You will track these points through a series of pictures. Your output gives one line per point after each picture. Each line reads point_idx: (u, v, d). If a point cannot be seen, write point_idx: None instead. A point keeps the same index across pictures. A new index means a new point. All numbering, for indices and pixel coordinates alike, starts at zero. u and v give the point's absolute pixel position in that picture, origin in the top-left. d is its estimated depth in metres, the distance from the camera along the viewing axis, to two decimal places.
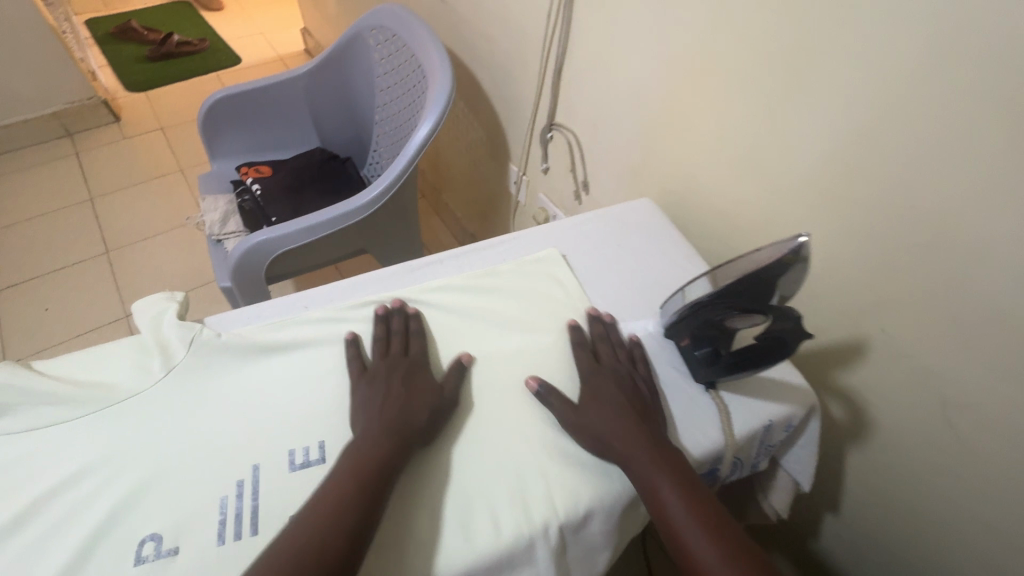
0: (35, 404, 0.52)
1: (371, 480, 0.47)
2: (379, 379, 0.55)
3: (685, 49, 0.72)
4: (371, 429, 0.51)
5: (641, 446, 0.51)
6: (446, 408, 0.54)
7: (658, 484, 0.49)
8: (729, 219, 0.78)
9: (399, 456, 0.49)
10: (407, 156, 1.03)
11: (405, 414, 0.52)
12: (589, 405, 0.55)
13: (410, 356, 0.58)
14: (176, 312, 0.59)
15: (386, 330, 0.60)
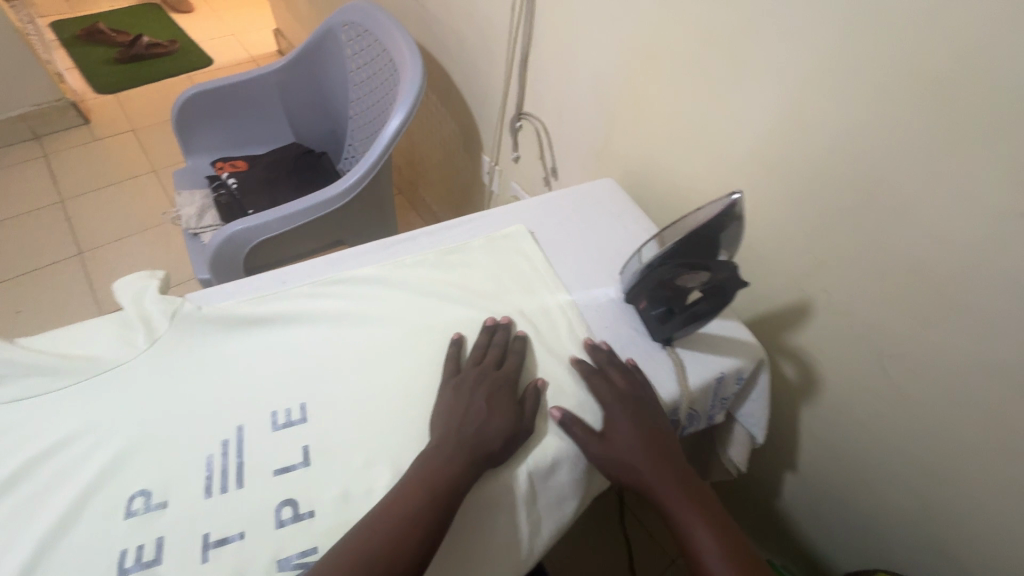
0: (20, 375, 0.53)
1: (440, 491, 0.48)
2: (465, 388, 0.56)
3: (638, 37, 0.77)
4: (453, 438, 0.52)
5: (665, 478, 0.54)
6: (523, 434, 0.54)
7: (681, 514, 0.53)
8: (686, 196, 0.83)
9: (472, 475, 0.50)
10: (381, 146, 1.06)
11: (483, 432, 0.52)
12: (616, 438, 0.55)
13: (504, 370, 0.58)
14: (158, 288, 0.61)
15: (487, 341, 0.61)
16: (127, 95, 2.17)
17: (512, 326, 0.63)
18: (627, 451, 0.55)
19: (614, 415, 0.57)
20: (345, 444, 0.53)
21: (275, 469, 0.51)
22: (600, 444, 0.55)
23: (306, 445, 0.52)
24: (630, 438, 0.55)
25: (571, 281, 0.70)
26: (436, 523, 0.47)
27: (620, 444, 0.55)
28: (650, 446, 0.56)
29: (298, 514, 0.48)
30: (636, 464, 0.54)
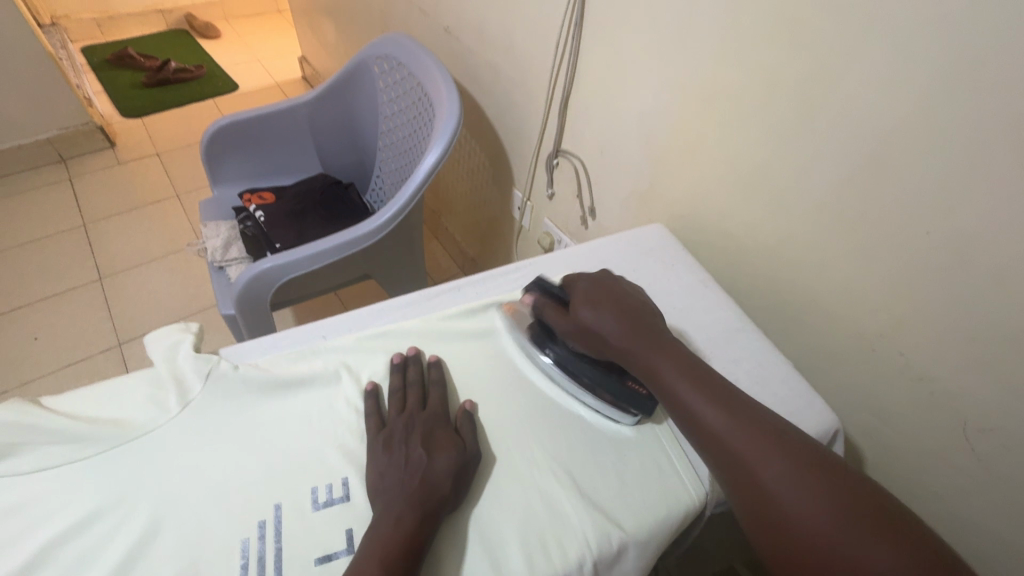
0: (42, 443, 0.49)
1: (399, 552, 0.43)
2: (396, 443, 0.52)
3: (695, 80, 0.74)
4: (399, 492, 0.47)
5: (649, 340, 0.56)
6: (472, 462, 0.51)
7: (661, 371, 0.53)
8: (743, 244, 0.79)
9: (430, 523, 0.46)
10: (414, 184, 1.03)
11: (428, 475, 0.49)
12: (597, 298, 0.59)
13: (430, 408, 0.55)
14: (191, 343, 0.57)
15: (402, 381, 0.57)
16: (152, 119, 2.18)
17: (423, 355, 0.61)
18: (603, 312, 0.58)
19: (592, 289, 0.61)
20: None
21: (318, 557, 0.46)
22: (580, 313, 0.59)
23: (348, 528, 0.47)
24: (610, 310, 0.58)
25: None
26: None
27: (603, 306, 0.58)
28: (629, 317, 0.58)
29: None
30: (614, 330, 0.57)
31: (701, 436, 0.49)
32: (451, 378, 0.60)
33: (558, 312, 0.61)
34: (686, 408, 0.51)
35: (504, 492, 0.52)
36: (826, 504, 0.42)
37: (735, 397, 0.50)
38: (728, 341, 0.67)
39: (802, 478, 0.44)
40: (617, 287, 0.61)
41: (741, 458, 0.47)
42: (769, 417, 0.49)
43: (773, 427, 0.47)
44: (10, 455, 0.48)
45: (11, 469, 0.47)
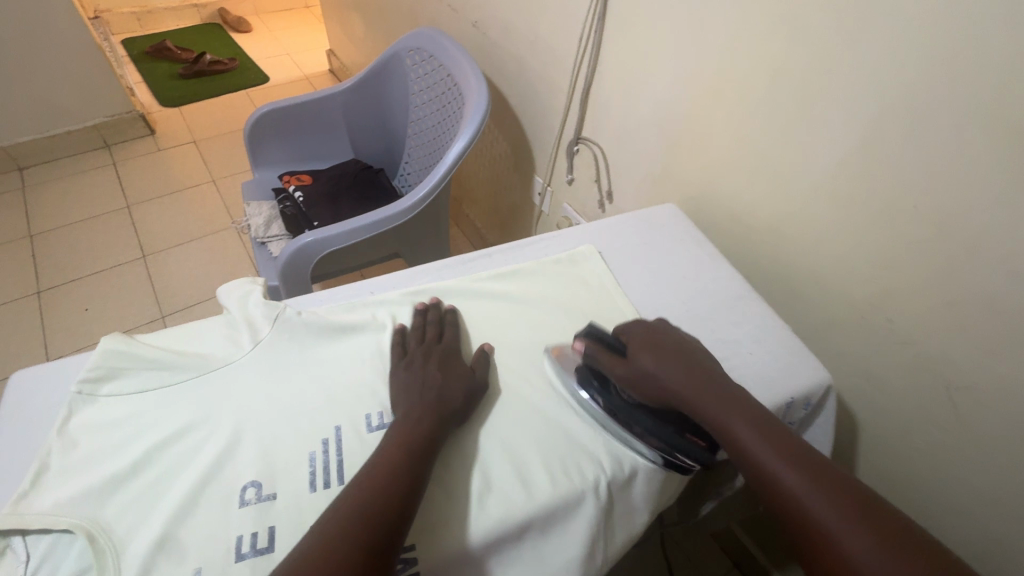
0: (143, 369, 0.58)
1: (414, 444, 0.52)
2: (416, 366, 0.60)
3: (708, 71, 0.80)
4: (417, 402, 0.56)
5: (718, 397, 0.55)
6: (480, 387, 0.60)
7: (735, 431, 0.52)
8: (749, 223, 0.85)
9: (441, 426, 0.55)
10: (444, 167, 1.11)
11: (443, 391, 0.57)
12: (662, 351, 0.59)
13: (445, 341, 0.64)
14: (260, 293, 0.66)
15: (423, 321, 0.66)
16: (189, 109, 2.30)
17: (442, 304, 0.69)
18: (667, 361, 0.58)
19: (652, 342, 0.60)
20: None
21: None
22: (641, 357, 0.59)
23: None
24: (674, 361, 0.58)
25: (641, 304, 0.73)
26: (418, 470, 0.50)
27: (664, 356, 0.58)
28: (695, 370, 0.57)
29: None
30: (675, 381, 0.56)
31: (781, 503, 0.48)
32: (465, 327, 0.68)
33: (617, 363, 0.60)
34: (764, 470, 0.49)
35: (531, 426, 0.59)
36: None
37: (820, 464, 0.49)
38: (732, 307, 0.74)
39: (889, 553, 0.42)
40: (679, 340, 0.61)
41: (824, 527, 0.45)
42: (855, 486, 0.47)
43: (857, 498, 0.46)
44: (116, 377, 0.57)
45: (119, 389, 0.56)
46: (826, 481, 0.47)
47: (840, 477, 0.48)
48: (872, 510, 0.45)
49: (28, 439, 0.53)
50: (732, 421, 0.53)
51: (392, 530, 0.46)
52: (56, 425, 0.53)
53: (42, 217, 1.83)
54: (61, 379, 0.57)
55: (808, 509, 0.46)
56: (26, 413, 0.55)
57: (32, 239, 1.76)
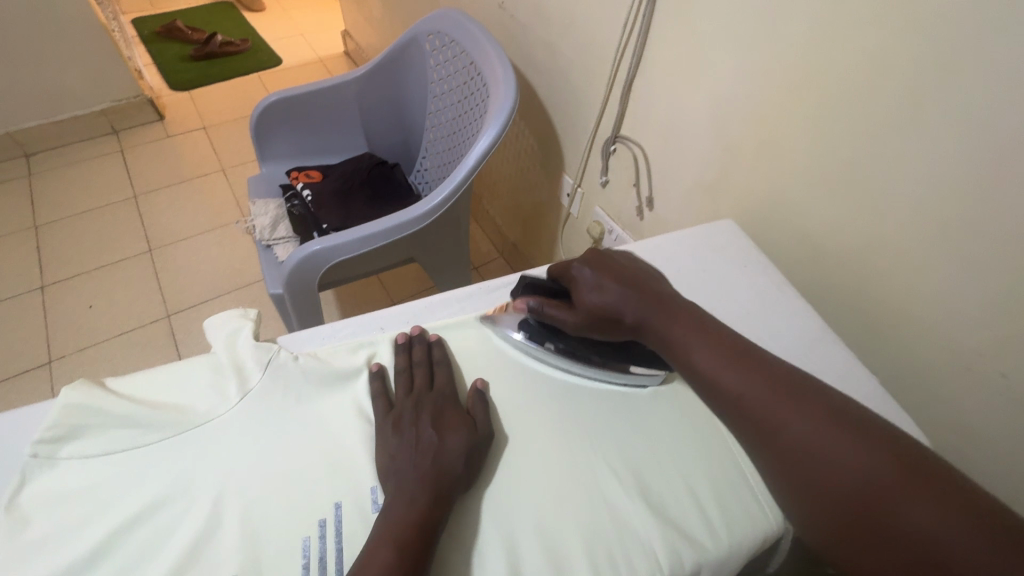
0: (110, 427, 0.49)
1: (412, 539, 0.43)
2: (406, 427, 0.51)
3: (783, 66, 0.67)
4: (411, 476, 0.47)
5: (658, 308, 0.56)
6: (482, 445, 0.51)
7: (673, 336, 0.54)
8: (822, 245, 0.73)
9: (441, 506, 0.46)
10: (466, 168, 0.99)
11: (440, 458, 0.48)
12: (603, 277, 0.58)
13: (437, 388, 0.54)
14: (251, 330, 0.56)
15: (408, 362, 0.56)
16: (199, 93, 2.20)
17: (427, 334, 0.59)
18: (610, 284, 0.57)
19: (592, 270, 0.60)
20: (455, 535, 0.46)
21: None
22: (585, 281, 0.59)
23: None
24: (616, 280, 0.58)
25: None
26: (417, 573, 0.42)
27: (606, 279, 0.58)
28: (639, 290, 0.57)
29: None
30: (621, 302, 0.56)
31: (720, 399, 0.50)
32: (459, 367, 0.58)
33: (563, 308, 0.58)
34: (707, 373, 0.51)
35: (569, 503, 0.49)
36: (829, 429, 0.44)
37: (757, 359, 0.50)
38: (806, 351, 0.62)
39: (824, 430, 0.44)
40: (617, 264, 0.60)
41: (764, 420, 0.47)
42: (787, 372, 0.49)
43: (792, 382, 0.47)
44: (79, 436, 0.48)
45: (82, 451, 0.48)
46: (750, 365, 0.49)
47: (762, 357, 0.50)
48: (794, 382, 0.48)
49: None
50: (666, 324, 0.55)
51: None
52: (6, 497, 0.45)
53: (48, 207, 1.77)
54: (16, 436, 0.49)
55: (738, 396, 0.48)
56: None
57: (37, 230, 1.70)
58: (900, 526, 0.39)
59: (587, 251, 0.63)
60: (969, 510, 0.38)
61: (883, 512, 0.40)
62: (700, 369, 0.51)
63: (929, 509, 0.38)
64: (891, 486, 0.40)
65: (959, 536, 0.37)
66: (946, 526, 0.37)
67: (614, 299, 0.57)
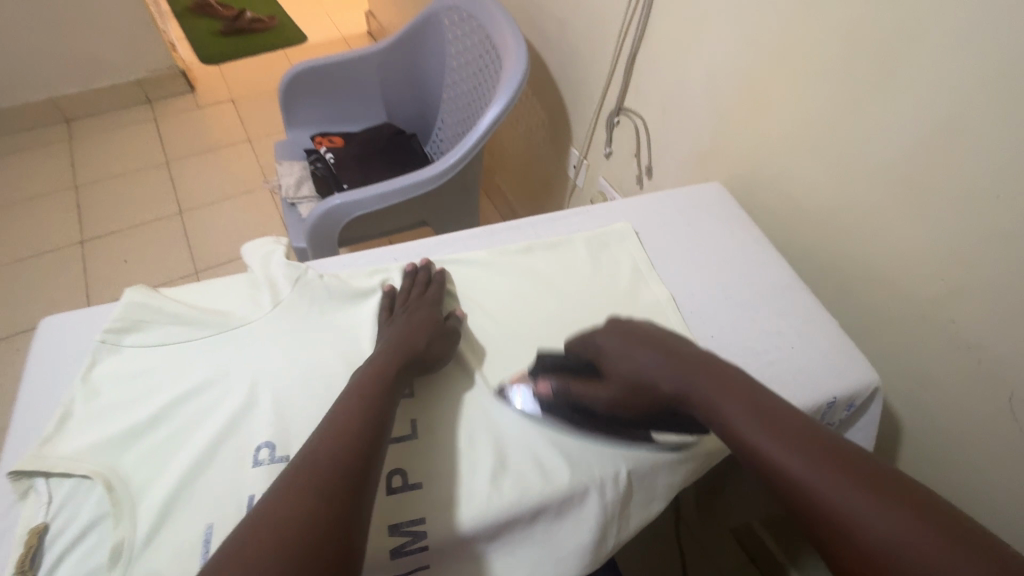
0: (165, 323, 0.58)
1: (371, 391, 0.51)
2: (394, 323, 0.60)
3: (770, 38, 0.73)
4: (382, 349, 0.56)
5: (704, 377, 0.51)
6: (443, 337, 0.59)
7: (723, 409, 0.48)
8: (802, 207, 0.79)
9: (402, 374, 0.54)
10: (477, 133, 1.07)
11: (409, 341, 0.57)
12: (633, 347, 0.56)
13: (426, 297, 0.62)
14: (282, 253, 0.64)
15: (411, 281, 0.64)
16: (228, 67, 2.30)
17: (433, 266, 0.67)
18: (639, 355, 0.55)
19: (618, 343, 0.57)
20: (451, 423, 0.55)
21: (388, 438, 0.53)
22: (613, 363, 0.56)
23: (411, 419, 0.54)
24: (655, 352, 0.54)
25: (676, 290, 0.69)
26: (371, 413, 0.48)
27: (639, 351, 0.55)
28: (671, 355, 0.54)
29: (407, 483, 0.50)
30: (662, 373, 0.53)
31: (775, 482, 0.44)
32: (453, 286, 0.66)
33: (588, 384, 0.55)
34: (768, 454, 0.45)
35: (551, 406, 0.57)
36: (909, 529, 0.39)
37: (813, 434, 0.45)
38: (776, 296, 0.69)
39: (910, 530, 0.39)
40: (646, 330, 0.57)
41: (841, 515, 0.41)
42: (857, 455, 0.43)
43: (867, 469, 0.42)
44: (140, 329, 0.57)
45: (142, 340, 0.57)
46: (813, 444, 0.44)
47: (826, 438, 0.45)
48: (871, 472, 0.42)
49: (55, 384, 0.54)
50: (714, 393, 0.50)
51: (352, 475, 0.44)
52: (81, 373, 0.54)
53: (87, 169, 1.88)
54: (87, 328, 0.58)
55: (803, 480, 0.43)
56: (55, 357, 0.55)
57: (77, 190, 1.82)
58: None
59: (609, 319, 0.60)
60: None
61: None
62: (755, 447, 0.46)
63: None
64: None
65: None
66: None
67: (660, 377, 0.53)
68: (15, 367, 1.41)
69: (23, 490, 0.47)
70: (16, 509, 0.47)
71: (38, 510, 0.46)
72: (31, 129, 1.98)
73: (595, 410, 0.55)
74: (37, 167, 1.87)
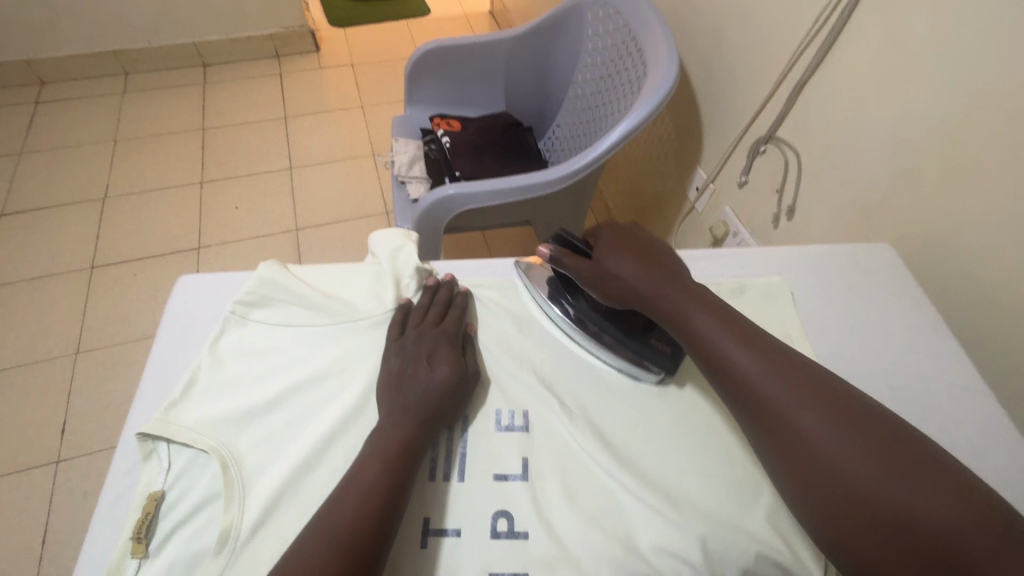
0: (290, 303, 0.57)
1: (397, 467, 0.45)
2: (407, 345, 0.54)
3: (995, 94, 0.62)
4: (400, 401, 0.50)
5: (684, 299, 0.52)
6: (469, 384, 0.53)
7: (693, 326, 0.51)
8: (993, 289, 0.67)
9: (424, 438, 0.48)
10: (609, 142, 0.99)
11: (429, 386, 0.50)
12: (627, 250, 0.55)
13: (444, 324, 0.56)
14: (411, 248, 0.62)
15: (429, 301, 0.58)
16: (353, 32, 2.34)
17: (456, 285, 0.61)
18: (626, 260, 0.54)
19: (619, 242, 0.56)
20: (558, 472, 0.50)
21: (495, 474, 0.50)
22: (604, 254, 0.55)
23: (524, 457, 0.51)
24: (640, 255, 0.55)
25: (829, 365, 0.60)
26: (399, 490, 0.44)
27: (629, 255, 0.54)
28: (659, 269, 0.54)
29: (512, 531, 0.47)
30: (640, 280, 0.53)
31: (736, 396, 0.48)
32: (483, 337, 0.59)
33: (579, 265, 0.56)
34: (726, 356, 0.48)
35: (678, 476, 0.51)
36: (830, 418, 0.43)
37: (763, 344, 0.49)
38: (951, 396, 0.58)
39: (822, 415, 0.44)
40: (646, 243, 0.56)
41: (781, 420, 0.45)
42: (801, 367, 0.47)
43: (797, 370, 0.46)
44: (266, 304, 0.57)
45: (266, 317, 0.56)
46: (752, 346, 0.48)
47: (768, 343, 0.49)
48: (799, 373, 0.46)
49: (186, 348, 0.55)
50: (688, 311, 0.51)
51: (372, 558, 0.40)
52: (209, 340, 0.54)
53: (216, 113, 1.99)
54: (222, 296, 0.58)
55: (749, 382, 0.47)
56: (190, 321, 0.56)
57: (204, 132, 1.93)
58: (893, 506, 0.39)
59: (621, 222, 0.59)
60: (941, 480, 0.39)
61: (875, 494, 0.40)
62: (718, 360, 0.49)
63: (927, 490, 0.39)
64: (879, 474, 0.40)
65: (946, 511, 0.37)
66: (947, 512, 0.37)
67: (631, 278, 0.54)
68: (130, 290, 1.52)
69: (146, 452, 0.48)
70: (137, 469, 0.48)
71: (157, 476, 0.47)
72: (172, 68, 2.12)
73: (571, 303, 0.58)
74: (173, 104, 2.01)
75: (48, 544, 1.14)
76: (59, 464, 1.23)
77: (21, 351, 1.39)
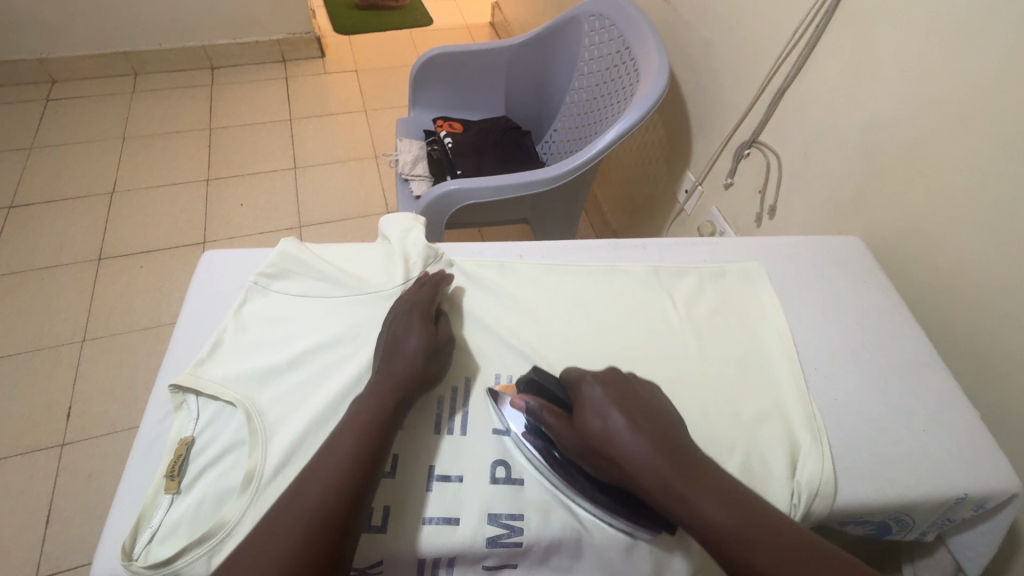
0: (308, 276, 0.62)
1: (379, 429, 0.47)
2: (393, 320, 0.56)
3: (954, 100, 0.68)
4: (385, 370, 0.52)
5: (673, 469, 0.45)
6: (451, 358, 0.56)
7: (679, 493, 0.44)
8: (953, 279, 0.73)
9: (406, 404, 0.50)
10: (604, 142, 1.05)
11: (412, 359, 0.53)
12: (617, 407, 0.48)
13: (427, 301, 0.58)
14: (419, 231, 0.68)
15: (417, 282, 0.61)
16: (358, 39, 2.42)
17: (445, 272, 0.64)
18: (622, 429, 0.47)
19: (606, 396, 0.49)
20: None
21: (495, 428, 0.55)
22: (592, 421, 0.48)
23: None
24: (634, 418, 0.48)
25: (800, 341, 0.66)
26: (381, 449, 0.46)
27: (621, 418, 0.48)
28: (655, 434, 0.47)
29: (509, 477, 0.51)
30: (635, 450, 0.46)
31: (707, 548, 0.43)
32: (485, 309, 0.64)
33: (562, 422, 0.50)
34: (742, 538, 0.42)
35: None
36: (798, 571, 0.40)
37: (729, 490, 0.44)
38: (910, 371, 0.64)
39: (788, 564, 0.40)
40: (637, 395, 0.50)
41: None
42: (765, 514, 0.43)
43: (760, 515, 0.43)
44: (286, 277, 0.62)
45: (286, 288, 0.61)
46: (722, 494, 0.44)
47: (736, 491, 0.44)
48: (763, 523, 0.42)
49: (214, 314, 0.60)
50: (675, 479, 0.44)
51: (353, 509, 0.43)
52: (234, 307, 0.60)
53: (223, 114, 2.05)
54: (246, 269, 0.64)
55: (718, 536, 0.42)
56: (218, 290, 0.62)
57: (210, 131, 1.99)
58: None
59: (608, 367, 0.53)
60: None
61: None
62: (732, 543, 0.42)
63: None
64: None
65: None
66: None
67: (627, 446, 0.46)
68: (136, 281, 1.56)
69: (178, 404, 0.53)
70: (171, 417, 0.53)
71: (188, 423, 0.52)
72: (180, 70, 2.18)
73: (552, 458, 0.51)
74: (181, 104, 2.06)
75: (52, 523, 1.17)
76: (64, 447, 1.26)
77: (29, 337, 1.42)
